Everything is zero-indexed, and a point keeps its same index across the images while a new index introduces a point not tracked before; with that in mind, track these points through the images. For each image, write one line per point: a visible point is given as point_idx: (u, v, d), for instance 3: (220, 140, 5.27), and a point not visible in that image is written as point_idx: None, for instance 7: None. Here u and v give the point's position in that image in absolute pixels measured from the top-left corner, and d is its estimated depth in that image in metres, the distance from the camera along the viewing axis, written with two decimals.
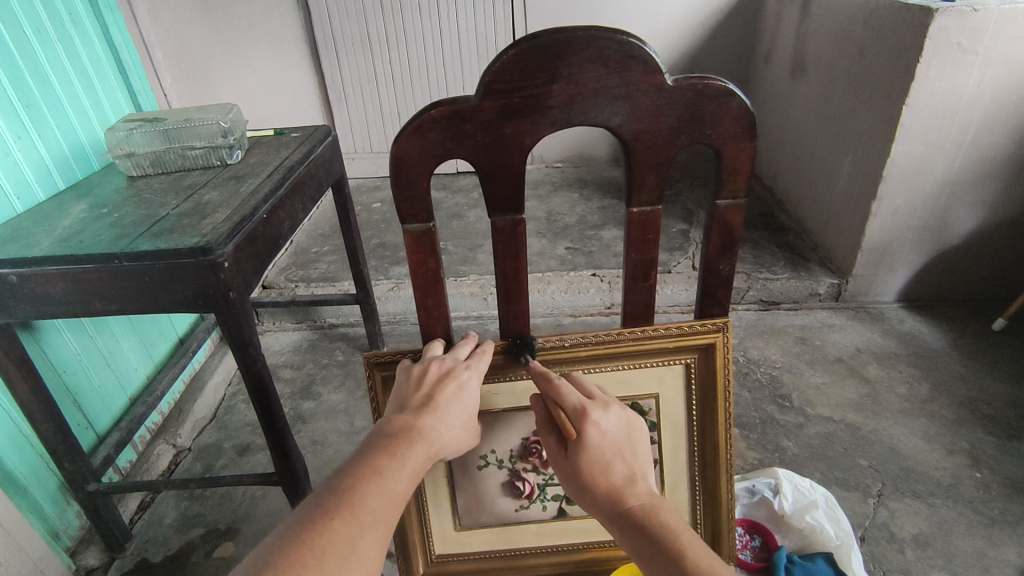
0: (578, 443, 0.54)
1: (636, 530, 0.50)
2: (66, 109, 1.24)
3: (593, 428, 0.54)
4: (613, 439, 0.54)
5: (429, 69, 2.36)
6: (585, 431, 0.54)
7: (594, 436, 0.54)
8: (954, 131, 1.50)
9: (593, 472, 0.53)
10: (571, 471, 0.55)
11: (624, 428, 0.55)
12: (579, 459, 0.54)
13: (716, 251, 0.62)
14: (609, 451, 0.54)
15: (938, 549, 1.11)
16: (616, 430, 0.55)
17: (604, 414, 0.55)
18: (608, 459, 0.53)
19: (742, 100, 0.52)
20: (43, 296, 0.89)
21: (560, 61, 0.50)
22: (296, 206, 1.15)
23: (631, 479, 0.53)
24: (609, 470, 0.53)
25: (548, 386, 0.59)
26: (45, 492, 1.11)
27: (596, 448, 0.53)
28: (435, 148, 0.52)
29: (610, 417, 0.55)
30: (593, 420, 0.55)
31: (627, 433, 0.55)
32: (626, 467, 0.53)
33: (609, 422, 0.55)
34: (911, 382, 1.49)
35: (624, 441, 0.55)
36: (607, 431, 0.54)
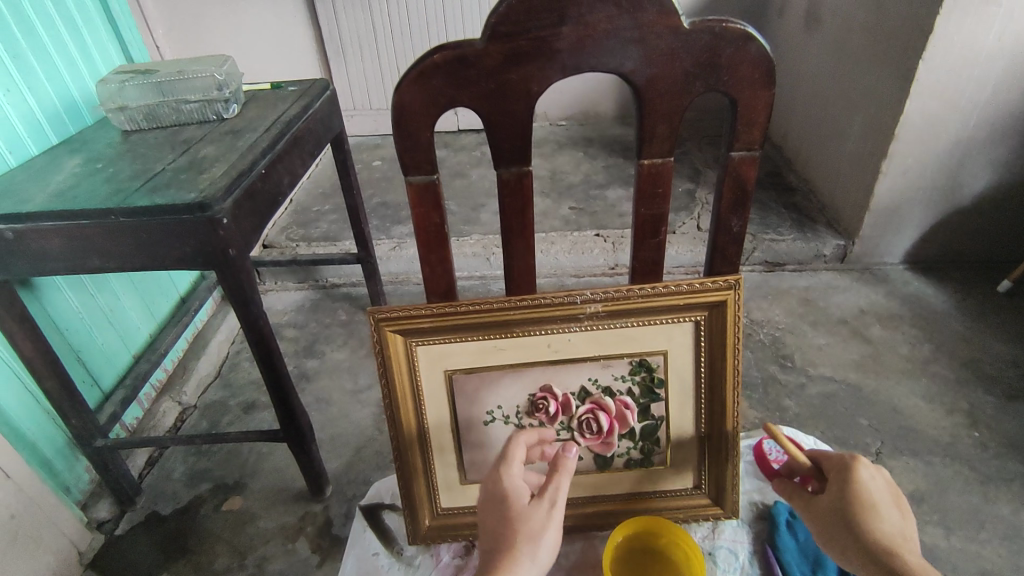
0: (848, 482, 0.64)
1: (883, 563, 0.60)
2: (55, 61, 1.20)
3: (861, 473, 0.64)
4: (883, 493, 0.64)
5: (430, 21, 2.28)
6: (857, 471, 0.64)
7: (864, 476, 0.64)
8: (971, 86, 1.45)
9: (864, 510, 0.62)
10: (835, 508, 0.64)
11: (889, 484, 0.65)
12: (850, 495, 0.63)
13: (729, 206, 0.60)
14: (876, 495, 0.63)
15: (933, 505, 1.13)
16: (879, 484, 0.64)
17: (869, 467, 0.65)
18: (875, 500, 0.63)
19: (761, 45, 0.50)
20: (41, 253, 0.88)
21: (570, 1, 0.47)
22: (296, 161, 1.13)
23: (881, 522, 0.62)
24: (876, 511, 0.62)
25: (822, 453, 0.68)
26: (54, 448, 1.12)
27: (866, 490, 0.63)
28: (438, 96, 0.50)
29: (876, 471, 0.65)
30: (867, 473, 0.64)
31: (893, 492, 0.64)
32: (890, 514, 0.63)
33: (874, 474, 0.65)
34: (914, 343, 1.49)
35: (888, 495, 0.64)
36: (873, 481, 0.64)
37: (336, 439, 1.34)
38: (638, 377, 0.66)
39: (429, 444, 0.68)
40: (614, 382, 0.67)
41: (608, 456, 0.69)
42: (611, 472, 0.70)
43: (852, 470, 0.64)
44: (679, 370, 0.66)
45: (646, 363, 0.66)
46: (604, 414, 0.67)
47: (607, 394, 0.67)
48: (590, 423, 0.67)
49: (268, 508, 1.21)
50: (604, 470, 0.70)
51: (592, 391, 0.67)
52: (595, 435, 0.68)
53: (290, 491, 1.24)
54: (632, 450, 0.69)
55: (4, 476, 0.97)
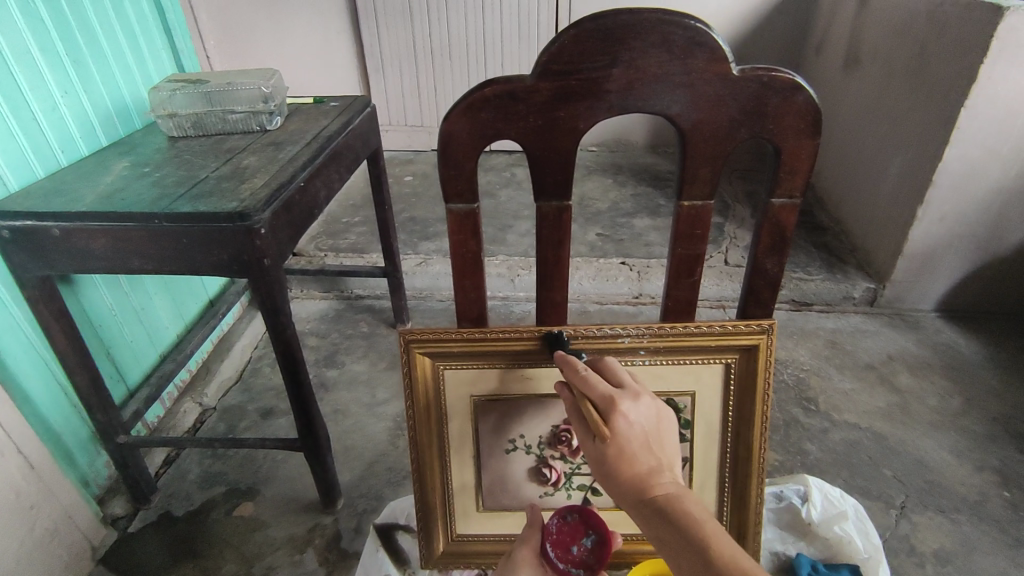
0: (602, 434, 0.51)
1: (665, 524, 0.47)
2: (112, 66, 1.25)
3: (621, 414, 0.51)
4: (643, 431, 0.51)
5: (470, 44, 2.33)
6: (615, 418, 0.51)
7: (622, 427, 0.50)
8: (1014, 136, 1.43)
9: (613, 463, 0.50)
10: (599, 458, 0.51)
11: (654, 417, 0.52)
12: (605, 450, 0.50)
13: (766, 250, 0.60)
14: (636, 442, 0.50)
15: (959, 566, 1.09)
16: (647, 422, 0.51)
17: (630, 403, 0.52)
18: (634, 448, 0.50)
19: (810, 95, 0.50)
20: (84, 251, 0.91)
21: (621, 44, 0.48)
22: (332, 175, 1.15)
23: (660, 470, 0.50)
24: (637, 459, 0.49)
25: (567, 360, 0.56)
26: (77, 441, 1.14)
27: (634, 441, 0.50)
28: (485, 128, 0.51)
29: (640, 408, 0.52)
30: (623, 410, 0.51)
31: (654, 422, 0.52)
32: (659, 462, 0.50)
33: (640, 412, 0.51)
34: (944, 395, 1.45)
35: (650, 434, 0.51)
36: (637, 423, 0.51)
37: (350, 452, 1.35)
38: None
39: (448, 466, 0.67)
40: None
41: None
42: None
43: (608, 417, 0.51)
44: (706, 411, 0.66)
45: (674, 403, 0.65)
46: None
47: None
48: None
49: (279, 516, 1.21)
50: None
51: None
52: None
53: (302, 500, 1.24)
54: None
55: (28, 466, 0.98)
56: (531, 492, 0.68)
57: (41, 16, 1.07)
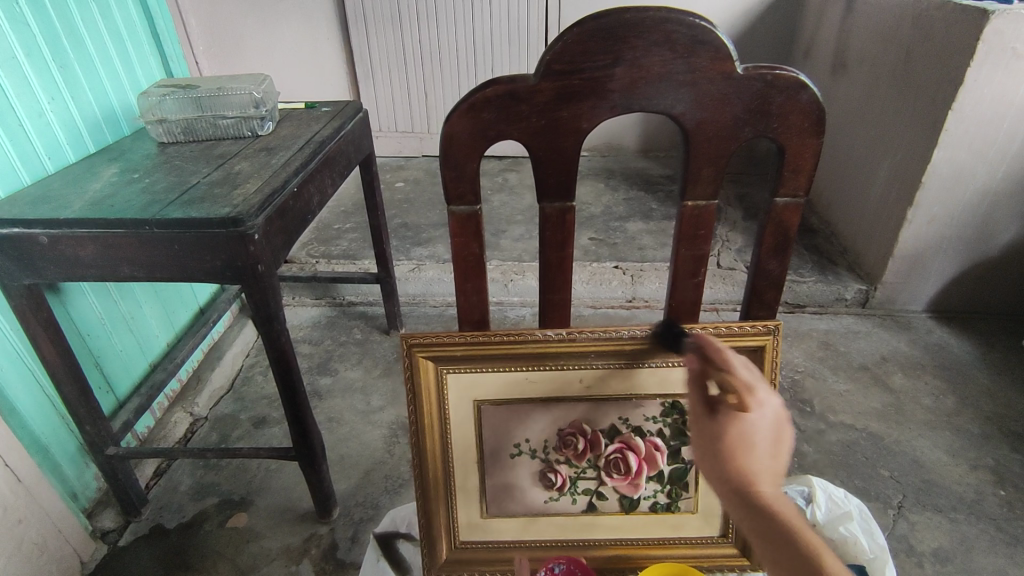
0: (733, 416, 0.49)
1: (764, 523, 0.47)
2: (100, 72, 1.23)
3: (755, 406, 0.49)
4: (767, 427, 0.49)
5: (460, 49, 2.33)
6: (746, 407, 0.49)
7: (755, 417, 0.48)
8: (1000, 138, 1.45)
9: (732, 447, 0.48)
10: (713, 439, 0.49)
11: (783, 417, 0.50)
12: (728, 433, 0.49)
13: (769, 250, 0.60)
14: (764, 436, 0.48)
15: (957, 565, 1.09)
16: (771, 417, 0.49)
17: (765, 395, 0.49)
18: (757, 441, 0.48)
19: (813, 93, 0.50)
20: (73, 259, 0.89)
21: (625, 43, 0.47)
22: (325, 181, 1.14)
23: (770, 470, 0.48)
24: (751, 453, 0.48)
25: (712, 345, 0.53)
26: (66, 453, 1.12)
27: (754, 432, 0.48)
28: (487, 129, 0.50)
29: (769, 403, 0.49)
30: (756, 399, 0.49)
31: (780, 423, 0.50)
32: (774, 461, 0.49)
33: (770, 407, 0.49)
34: (937, 395, 1.46)
35: (773, 433, 0.49)
36: (766, 416, 0.49)
37: (345, 460, 1.33)
38: (670, 419, 0.65)
39: (451, 472, 0.67)
40: (645, 422, 0.65)
41: (635, 498, 0.67)
42: (637, 515, 0.68)
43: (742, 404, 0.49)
44: None
45: (679, 405, 0.65)
46: (633, 454, 0.66)
47: (638, 435, 0.66)
48: (618, 463, 0.66)
49: (274, 527, 1.19)
50: (630, 512, 0.68)
51: (623, 430, 0.66)
52: (623, 476, 0.66)
53: (297, 510, 1.22)
54: (659, 494, 0.67)
55: (15, 480, 0.96)
56: (540, 496, 0.67)
57: (26, 21, 1.05)
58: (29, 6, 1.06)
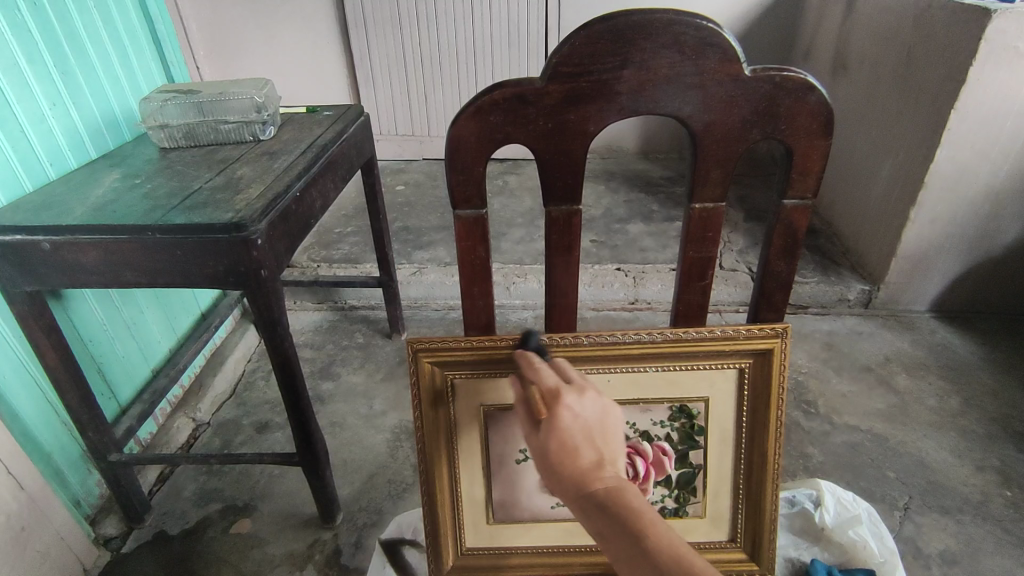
0: (550, 423, 0.50)
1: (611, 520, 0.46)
2: (100, 77, 1.23)
3: (568, 410, 0.50)
4: (585, 424, 0.50)
5: (461, 52, 2.33)
6: (558, 412, 0.50)
7: (567, 419, 0.49)
8: (1003, 138, 1.44)
9: (552, 454, 0.49)
10: (540, 450, 0.50)
11: (603, 412, 0.51)
12: (551, 442, 0.49)
13: (778, 252, 0.59)
14: (580, 435, 0.49)
15: (965, 567, 1.08)
16: (589, 416, 0.50)
17: (579, 398, 0.51)
18: (577, 442, 0.49)
19: (822, 95, 0.49)
20: (75, 265, 0.88)
21: (633, 45, 0.47)
22: (328, 185, 1.14)
23: (601, 466, 0.48)
24: (577, 453, 0.48)
25: (529, 360, 0.57)
26: (68, 460, 1.11)
27: (572, 433, 0.49)
28: (494, 132, 0.50)
29: (587, 402, 0.51)
30: (568, 402, 0.50)
31: (602, 419, 0.50)
32: (605, 456, 0.49)
33: (587, 405, 0.50)
34: (942, 395, 1.46)
35: (595, 428, 0.50)
36: (583, 416, 0.50)
37: (348, 465, 1.32)
38: (678, 423, 0.65)
39: (458, 478, 0.66)
40: (653, 426, 0.65)
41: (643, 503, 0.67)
42: None
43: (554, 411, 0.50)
44: (719, 417, 0.65)
45: (687, 409, 0.65)
46: (640, 459, 0.65)
47: (645, 439, 0.66)
48: (626, 468, 0.65)
49: (277, 532, 1.18)
50: None
51: (630, 435, 0.65)
52: (631, 481, 0.66)
53: (301, 516, 1.21)
54: (667, 499, 0.67)
55: (18, 487, 0.95)
56: (542, 503, 0.67)
57: (28, 27, 1.05)
58: (30, 12, 1.06)
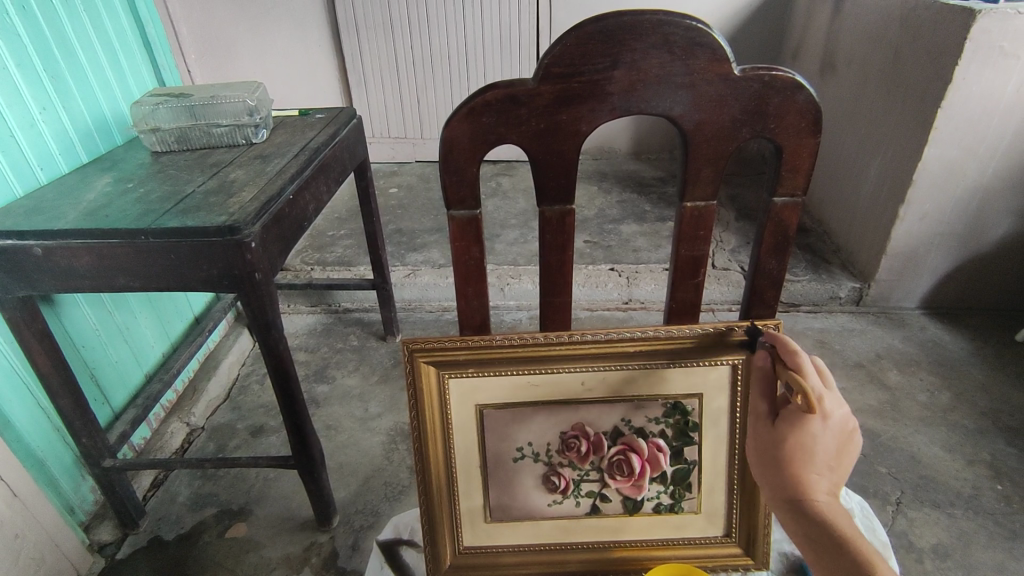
0: (797, 423, 0.52)
1: (814, 534, 0.50)
2: (91, 81, 1.23)
3: (815, 420, 0.52)
4: (829, 438, 0.52)
5: (452, 55, 2.34)
6: (808, 418, 0.52)
7: (818, 428, 0.52)
8: (989, 136, 1.46)
9: (787, 455, 0.52)
10: (772, 445, 0.54)
11: (849, 430, 0.53)
12: (787, 441, 0.52)
13: (769, 249, 0.60)
14: (823, 450, 0.51)
15: (957, 560, 1.09)
16: (827, 427, 0.52)
17: (835, 408, 0.52)
18: (817, 452, 0.51)
19: (810, 93, 0.50)
20: (67, 269, 0.88)
21: (623, 46, 0.48)
22: (321, 188, 1.14)
23: (826, 482, 0.51)
24: (807, 462, 0.51)
25: (782, 341, 0.58)
26: (61, 466, 1.11)
27: (814, 442, 0.52)
28: (487, 133, 0.50)
29: (830, 416, 0.52)
30: (825, 411, 0.52)
31: (847, 438, 0.52)
32: (833, 472, 0.52)
33: (835, 419, 0.52)
34: (932, 391, 1.47)
35: (836, 446, 0.52)
36: (830, 429, 0.52)
37: (344, 468, 1.32)
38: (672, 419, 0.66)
39: (454, 478, 0.66)
40: (648, 423, 0.66)
41: (638, 500, 0.67)
42: (641, 517, 0.68)
43: (804, 418, 0.52)
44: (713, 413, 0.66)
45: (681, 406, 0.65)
46: (636, 455, 0.66)
47: (641, 436, 0.66)
48: (622, 464, 0.66)
49: (273, 536, 1.18)
50: (634, 514, 0.68)
51: (625, 432, 0.66)
52: (626, 477, 0.66)
53: (297, 519, 1.21)
54: (662, 495, 0.68)
55: (11, 494, 0.95)
56: (539, 500, 0.67)
57: (17, 32, 1.05)
58: (20, 16, 1.06)
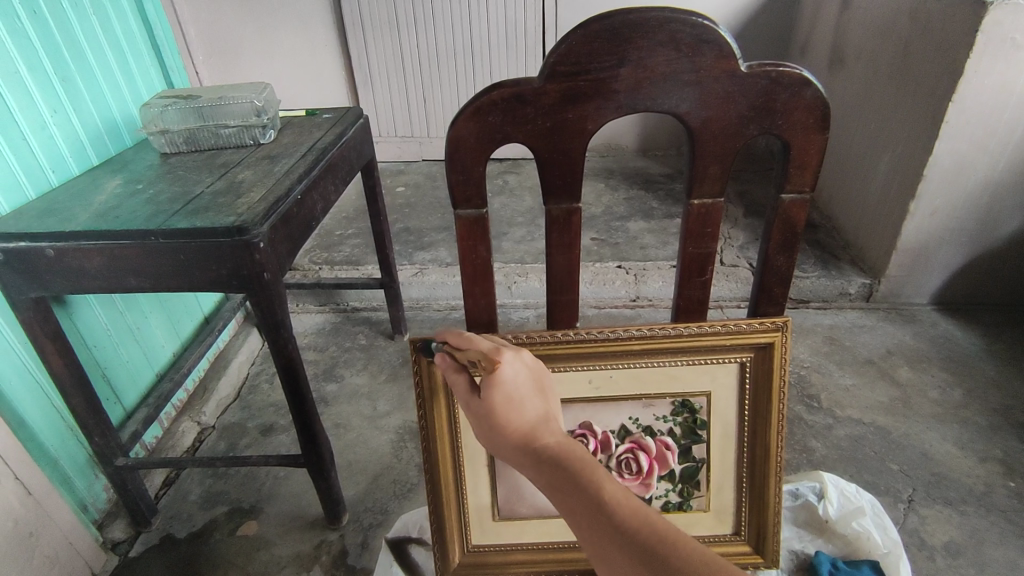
0: (489, 381, 0.50)
1: (559, 473, 0.46)
2: (100, 83, 1.24)
3: (505, 367, 0.50)
4: (519, 379, 0.51)
5: (458, 53, 2.34)
6: (496, 369, 0.50)
7: (507, 375, 0.50)
8: (1002, 129, 1.45)
9: (496, 413, 0.49)
10: (483, 412, 0.50)
11: (532, 366, 0.53)
12: (491, 399, 0.50)
13: (777, 246, 0.60)
14: (521, 393, 0.50)
15: (970, 558, 1.09)
16: (521, 371, 0.51)
17: (514, 355, 0.52)
18: (518, 399, 0.50)
19: (818, 89, 0.50)
20: (79, 271, 0.89)
21: (630, 43, 0.48)
22: (328, 187, 1.14)
23: (542, 422, 0.49)
24: (515, 409, 0.49)
25: (454, 331, 0.57)
26: (75, 465, 1.12)
27: (511, 393, 0.50)
28: (494, 132, 0.51)
29: (519, 360, 0.52)
30: (504, 357, 0.51)
31: (533, 374, 0.52)
32: (541, 410, 0.50)
33: (519, 363, 0.52)
34: (944, 387, 1.46)
35: (529, 384, 0.51)
36: (519, 371, 0.51)
37: (353, 466, 1.33)
38: (681, 417, 0.66)
39: (463, 476, 0.67)
40: (655, 421, 0.66)
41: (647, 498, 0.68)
42: None
43: (491, 370, 0.50)
44: (722, 411, 0.66)
45: (689, 403, 0.65)
46: (644, 454, 0.66)
47: (648, 434, 0.66)
48: (630, 463, 0.66)
49: (284, 534, 1.19)
50: None
51: (633, 430, 0.66)
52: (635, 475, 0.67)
53: (307, 517, 1.22)
54: (671, 493, 0.68)
55: (26, 493, 0.96)
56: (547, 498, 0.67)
57: (28, 36, 1.06)
58: (30, 20, 1.07)
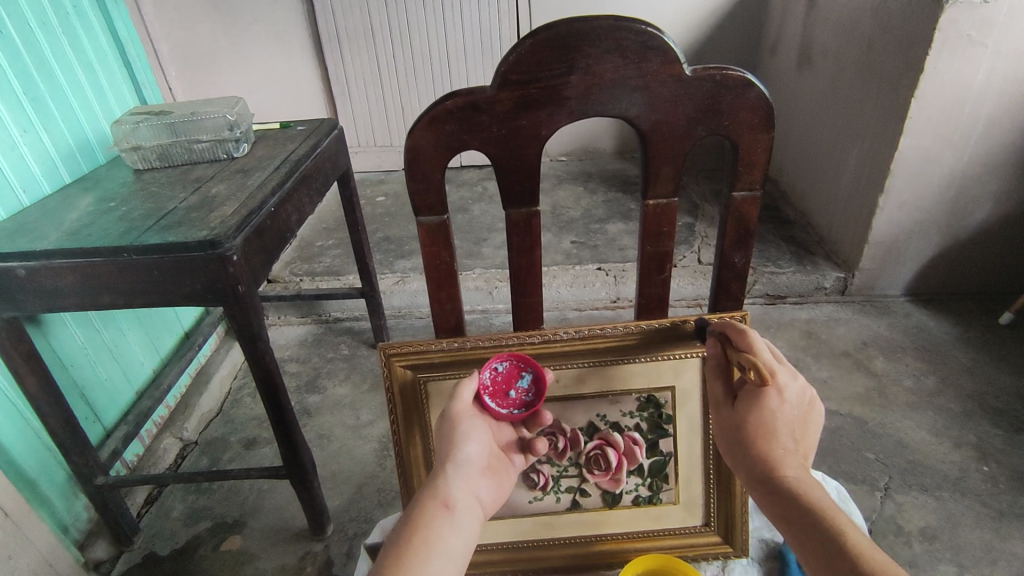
0: (756, 402, 0.55)
1: (787, 501, 0.50)
2: (71, 102, 1.24)
3: (772, 393, 0.54)
4: (792, 411, 0.54)
5: (434, 62, 2.35)
6: (765, 393, 0.54)
7: (774, 400, 0.54)
8: (963, 123, 1.49)
9: (751, 432, 0.54)
10: (742, 424, 0.55)
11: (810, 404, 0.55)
12: (749, 418, 0.55)
13: (732, 243, 0.62)
14: (784, 421, 0.54)
15: (946, 542, 1.11)
16: (793, 405, 0.54)
17: (791, 382, 0.55)
18: (779, 427, 0.54)
19: (761, 91, 0.52)
20: (52, 290, 0.89)
21: (578, 51, 0.49)
22: (303, 199, 1.15)
23: (793, 454, 0.53)
24: (771, 436, 0.53)
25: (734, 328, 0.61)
26: (54, 485, 1.11)
27: (779, 417, 0.54)
28: (450, 140, 0.52)
29: (793, 391, 0.55)
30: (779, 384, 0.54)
31: (804, 411, 0.55)
32: (798, 444, 0.53)
33: (793, 394, 0.55)
34: (918, 376, 1.49)
35: (798, 420, 0.54)
36: (788, 402, 0.54)
37: (338, 476, 1.33)
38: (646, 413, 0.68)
39: None
40: (622, 418, 0.68)
41: (617, 493, 0.70)
42: (620, 509, 0.70)
43: (760, 394, 0.55)
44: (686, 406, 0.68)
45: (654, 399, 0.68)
46: (612, 450, 0.69)
47: (615, 430, 0.69)
48: (599, 460, 0.69)
49: (268, 547, 1.19)
50: (613, 507, 0.70)
51: (601, 427, 0.68)
52: (604, 471, 0.69)
53: (292, 529, 1.22)
54: (641, 487, 0.70)
55: (3, 514, 0.95)
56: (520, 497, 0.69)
57: None
58: None
